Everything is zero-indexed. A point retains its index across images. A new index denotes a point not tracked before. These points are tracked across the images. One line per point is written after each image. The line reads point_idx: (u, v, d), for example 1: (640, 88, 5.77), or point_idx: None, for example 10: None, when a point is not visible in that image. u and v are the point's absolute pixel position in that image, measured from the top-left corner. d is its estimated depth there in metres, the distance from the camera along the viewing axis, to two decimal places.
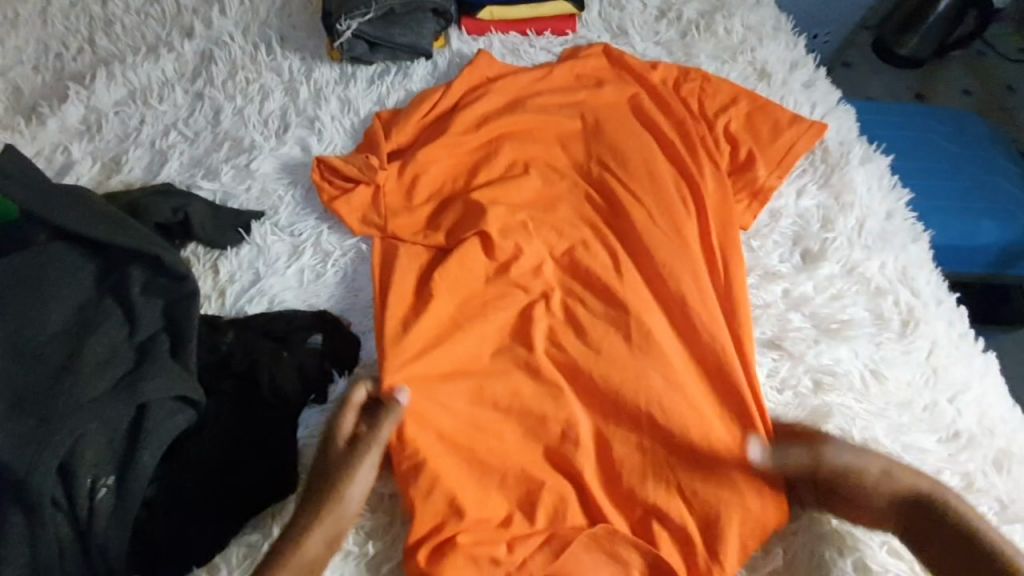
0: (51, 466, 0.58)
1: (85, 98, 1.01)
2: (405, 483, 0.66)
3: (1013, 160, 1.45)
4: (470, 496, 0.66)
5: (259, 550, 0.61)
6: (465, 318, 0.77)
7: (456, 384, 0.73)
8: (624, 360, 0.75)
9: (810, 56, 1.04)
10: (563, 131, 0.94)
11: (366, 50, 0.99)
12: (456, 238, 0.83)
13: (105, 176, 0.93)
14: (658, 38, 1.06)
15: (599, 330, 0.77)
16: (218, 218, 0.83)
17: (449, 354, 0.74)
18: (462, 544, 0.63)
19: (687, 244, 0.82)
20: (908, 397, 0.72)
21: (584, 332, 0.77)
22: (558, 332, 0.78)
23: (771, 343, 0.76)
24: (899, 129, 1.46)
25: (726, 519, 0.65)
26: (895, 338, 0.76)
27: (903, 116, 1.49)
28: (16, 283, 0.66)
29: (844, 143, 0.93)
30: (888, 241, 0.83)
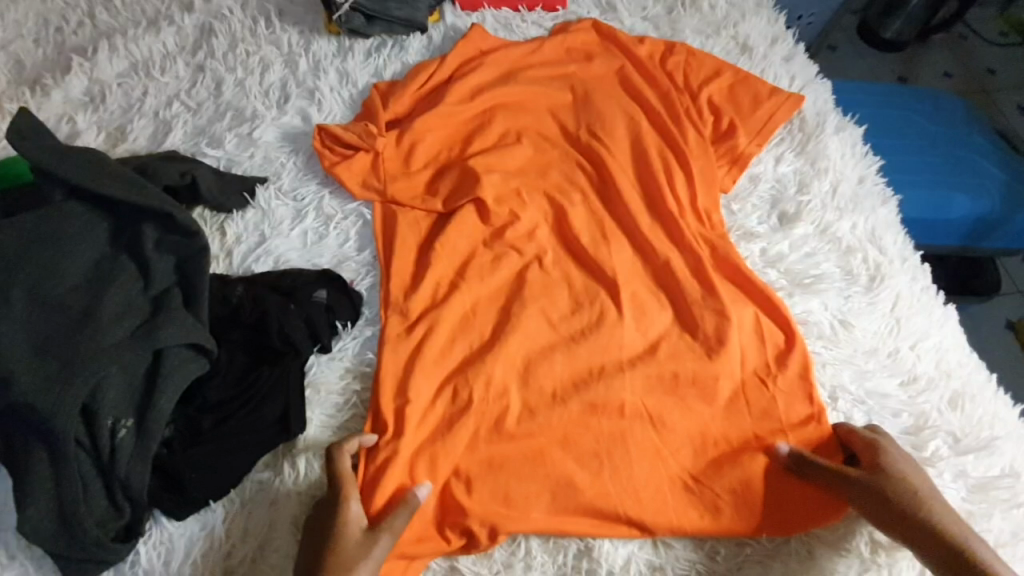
0: (75, 405, 0.62)
1: (88, 70, 1.03)
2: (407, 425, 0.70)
3: (986, 136, 1.51)
4: (468, 438, 0.71)
5: (271, 487, 0.67)
6: (462, 277, 0.82)
7: (455, 339, 0.77)
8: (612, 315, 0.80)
9: (791, 31, 1.08)
10: (554, 101, 0.98)
11: (363, 23, 1.02)
12: (452, 203, 0.87)
13: (111, 145, 0.96)
14: (646, 13, 1.10)
15: (589, 287, 0.82)
16: (224, 183, 0.87)
17: (445, 308, 0.78)
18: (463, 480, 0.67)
19: (671, 206, 0.87)
20: (874, 344, 0.77)
21: (575, 288, 0.82)
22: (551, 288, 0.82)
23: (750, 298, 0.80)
24: (879, 106, 1.52)
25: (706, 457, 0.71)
26: (862, 292, 0.81)
27: (883, 94, 1.55)
28: (35, 238, 0.69)
29: (820, 114, 0.98)
30: (859, 204, 0.89)
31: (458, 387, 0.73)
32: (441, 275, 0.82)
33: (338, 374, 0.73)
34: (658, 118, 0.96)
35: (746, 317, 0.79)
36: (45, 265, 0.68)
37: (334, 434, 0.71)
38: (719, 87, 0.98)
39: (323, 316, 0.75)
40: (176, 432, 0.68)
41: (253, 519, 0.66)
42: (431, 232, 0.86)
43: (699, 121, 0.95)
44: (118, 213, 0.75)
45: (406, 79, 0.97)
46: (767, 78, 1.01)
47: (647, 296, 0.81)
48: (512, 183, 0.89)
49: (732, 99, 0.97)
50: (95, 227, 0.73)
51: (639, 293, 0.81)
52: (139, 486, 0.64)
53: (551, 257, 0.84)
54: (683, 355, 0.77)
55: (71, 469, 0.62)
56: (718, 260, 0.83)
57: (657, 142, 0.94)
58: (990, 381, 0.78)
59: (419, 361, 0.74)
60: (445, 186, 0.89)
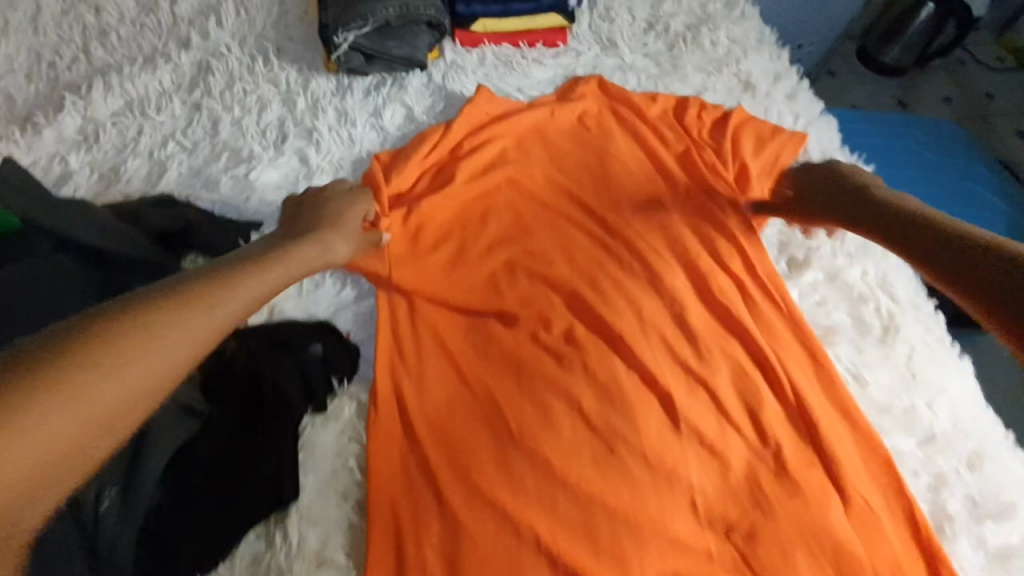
0: None
1: (82, 108, 1.02)
2: (407, 488, 0.67)
3: (988, 166, 1.50)
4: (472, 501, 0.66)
5: (263, 559, 0.63)
6: (465, 340, 0.77)
7: (460, 408, 0.71)
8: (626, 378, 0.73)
9: (793, 69, 1.07)
10: (555, 142, 0.97)
11: (362, 63, 1.00)
12: (456, 265, 0.83)
13: (104, 186, 0.95)
14: (647, 50, 1.09)
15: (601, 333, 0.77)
16: (218, 228, 0.84)
17: (445, 375, 0.74)
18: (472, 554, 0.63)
19: (676, 251, 0.85)
20: (889, 400, 0.75)
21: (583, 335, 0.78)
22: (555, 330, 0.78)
23: (777, 355, 0.74)
24: (881, 137, 1.50)
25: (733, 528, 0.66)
26: (876, 344, 0.79)
27: (885, 124, 1.54)
28: (19, 294, 0.66)
29: (826, 154, 0.97)
30: (869, 249, 0.87)
31: (461, 465, 0.68)
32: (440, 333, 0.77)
33: (335, 434, 0.70)
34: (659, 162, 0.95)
35: (765, 367, 0.74)
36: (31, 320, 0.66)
37: (331, 499, 0.67)
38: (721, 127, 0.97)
39: (319, 373, 0.72)
40: (166, 496, 0.64)
41: None
42: (432, 291, 0.80)
43: (703, 163, 0.93)
44: (115, 264, 0.74)
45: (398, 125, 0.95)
46: (771, 118, 0.99)
47: (660, 346, 0.76)
48: (510, 227, 0.88)
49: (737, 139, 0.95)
50: (93, 281, 0.72)
51: (651, 339, 0.76)
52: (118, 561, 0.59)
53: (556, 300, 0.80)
54: (698, 413, 0.71)
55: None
56: (733, 312, 0.78)
57: (657, 185, 0.93)
58: (1008, 438, 0.75)
59: (419, 437, 0.69)
60: (445, 232, 0.86)
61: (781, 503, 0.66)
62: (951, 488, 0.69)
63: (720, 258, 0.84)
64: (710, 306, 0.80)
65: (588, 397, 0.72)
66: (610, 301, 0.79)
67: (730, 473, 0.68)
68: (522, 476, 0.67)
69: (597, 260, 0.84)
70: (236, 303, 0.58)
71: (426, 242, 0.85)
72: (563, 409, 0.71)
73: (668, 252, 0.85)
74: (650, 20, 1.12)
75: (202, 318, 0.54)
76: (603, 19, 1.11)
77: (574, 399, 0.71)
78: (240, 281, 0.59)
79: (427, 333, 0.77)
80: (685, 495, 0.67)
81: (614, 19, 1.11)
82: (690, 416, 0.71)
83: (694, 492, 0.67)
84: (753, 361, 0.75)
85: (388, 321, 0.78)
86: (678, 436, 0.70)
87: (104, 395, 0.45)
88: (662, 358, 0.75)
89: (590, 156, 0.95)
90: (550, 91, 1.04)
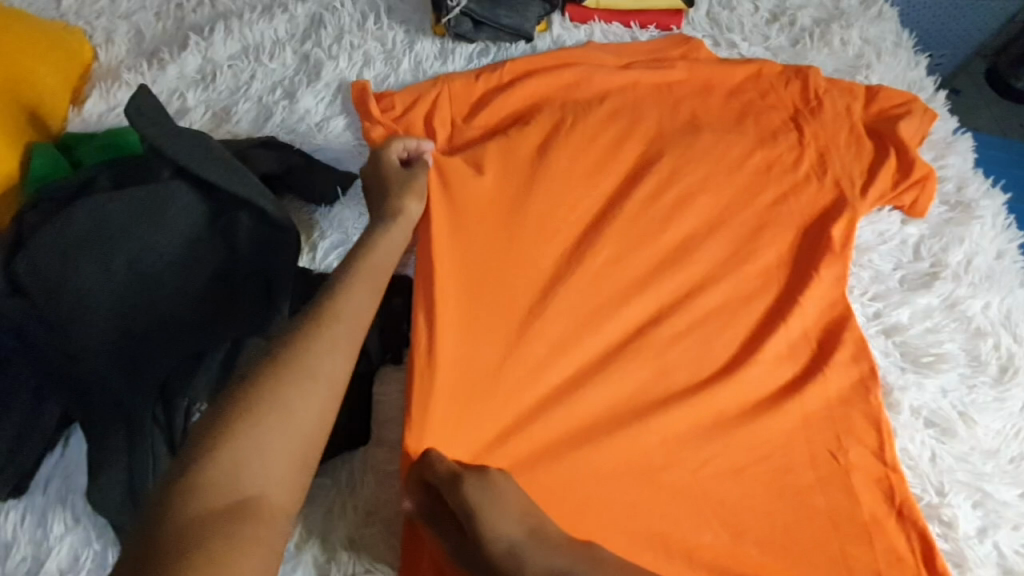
0: (171, 395, 0.67)
1: (203, 49, 1.06)
2: None
3: None
4: (532, 456, 0.69)
5: (329, 494, 0.67)
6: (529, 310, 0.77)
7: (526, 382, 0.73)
8: (686, 380, 0.74)
9: (931, 77, 0.99)
10: (653, 126, 0.93)
11: (471, 28, 1.01)
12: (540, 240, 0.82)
13: (215, 124, 0.98)
14: (768, 43, 1.02)
15: (675, 324, 0.77)
16: (318, 174, 0.85)
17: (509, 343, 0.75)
18: None
19: (775, 268, 0.81)
20: (995, 446, 0.71)
21: (658, 317, 0.78)
22: (627, 310, 0.78)
23: (851, 377, 0.73)
24: None
25: (768, 533, 0.66)
26: (989, 383, 0.73)
27: None
28: (141, 213, 0.72)
29: (961, 181, 0.87)
30: (996, 281, 0.80)
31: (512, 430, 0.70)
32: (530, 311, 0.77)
33: (399, 389, 0.72)
34: (886, 181, 0.84)
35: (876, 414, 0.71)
36: (145, 235, 0.71)
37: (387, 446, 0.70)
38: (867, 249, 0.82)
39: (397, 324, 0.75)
40: None
41: (307, 526, 0.65)
42: (538, 239, 0.82)
43: (816, 180, 0.86)
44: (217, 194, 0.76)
45: (492, 91, 0.95)
46: (920, 121, 0.88)
47: (748, 382, 0.74)
48: (605, 212, 0.85)
49: (891, 125, 0.88)
50: (195, 204, 0.75)
51: (717, 364, 0.76)
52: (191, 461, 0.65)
53: (634, 289, 0.79)
54: (778, 451, 0.70)
55: (142, 456, 0.64)
56: (836, 350, 0.75)
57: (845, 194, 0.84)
58: None
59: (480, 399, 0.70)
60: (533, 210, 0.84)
61: (858, 554, 0.66)
62: (996, 540, 0.66)
63: (809, 265, 0.80)
64: (802, 332, 0.77)
65: (644, 392, 0.74)
66: (695, 315, 0.78)
67: (804, 509, 0.67)
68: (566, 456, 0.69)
69: (688, 268, 0.81)
70: (351, 322, 0.61)
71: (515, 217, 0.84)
72: (639, 416, 0.72)
73: (763, 266, 0.82)
74: (774, 12, 1.06)
75: (326, 348, 0.58)
76: (723, 7, 1.06)
77: (656, 426, 0.71)
78: (342, 305, 0.61)
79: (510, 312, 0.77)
80: (748, 527, 0.67)
81: (735, 8, 1.06)
82: (786, 455, 0.70)
83: (748, 528, 0.67)
84: (856, 399, 0.72)
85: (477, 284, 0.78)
86: (733, 431, 0.71)
87: (275, 444, 0.52)
88: (724, 354, 0.76)
89: (678, 150, 0.89)
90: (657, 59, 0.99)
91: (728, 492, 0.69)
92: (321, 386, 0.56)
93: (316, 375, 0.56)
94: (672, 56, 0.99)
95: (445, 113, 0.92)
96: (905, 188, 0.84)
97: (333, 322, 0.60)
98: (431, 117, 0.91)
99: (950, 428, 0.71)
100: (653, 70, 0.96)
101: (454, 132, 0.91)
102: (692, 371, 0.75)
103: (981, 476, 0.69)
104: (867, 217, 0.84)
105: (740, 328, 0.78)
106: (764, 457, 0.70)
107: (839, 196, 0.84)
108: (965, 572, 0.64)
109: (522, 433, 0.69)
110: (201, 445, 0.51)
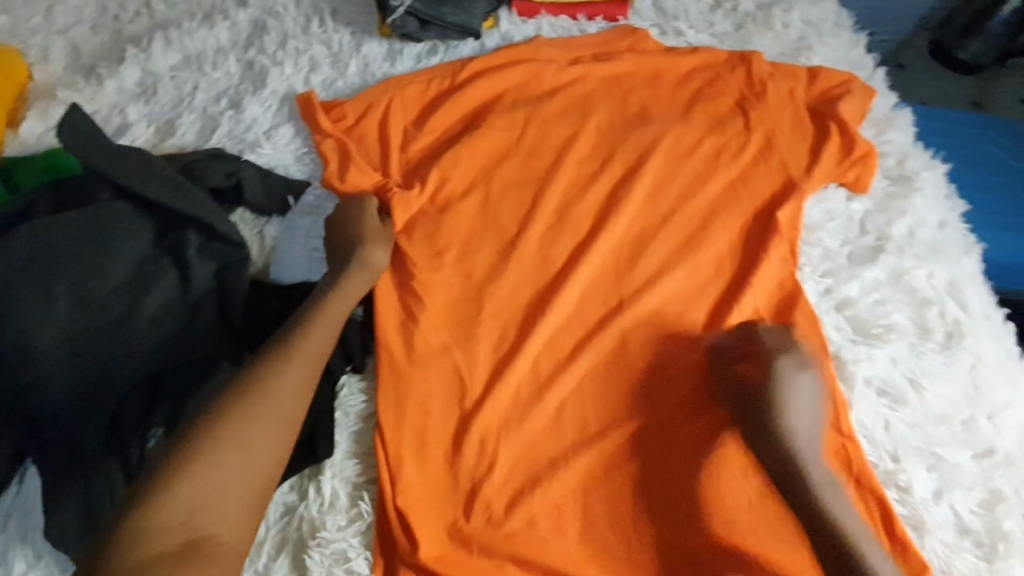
0: (122, 418, 0.65)
1: (142, 61, 1.03)
2: (435, 443, 0.70)
3: None
4: (499, 456, 0.69)
5: (296, 512, 0.66)
6: (489, 311, 0.77)
7: (491, 382, 0.73)
8: (647, 368, 0.76)
9: (870, 55, 1.01)
10: (604, 119, 0.93)
11: (416, 27, 1.00)
12: (498, 239, 0.82)
13: (159, 139, 0.95)
14: (713, 29, 1.03)
15: (635, 314, 0.78)
16: (268, 184, 0.84)
17: (471, 345, 0.75)
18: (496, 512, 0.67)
19: (730, 251, 0.83)
20: (946, 412, 0.73)
21: (618, 308, 0.79)
22: (587, 303, 0.79)
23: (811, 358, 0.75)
24: None
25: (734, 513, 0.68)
26: (937, 350, 0.76)
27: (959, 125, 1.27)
28: (81, 236, 0.69)
29: (903, 156, 0.90)
30: (939, 251, 0.83)
31: (478, 431, 0.70)
32: (490, 311, 0.77)
33: (364, 399, 0.72)
34: (831, 160, 0.86)
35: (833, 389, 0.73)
36: (87, 260, 0.69)
37: (352, 458, 0.69)
38: (812, 230, 0.84)
39: (357, 335, 0.74)
40: None
41: (276, 544, 0.64)
42: (496, 239, 0.82)
43: (765, 163, 0.88)
44: (161, 216, 0.74)
45: (443, 91, 0.95)
46: (860, 101, 0.91)
47: (710, 366, 0.75)
48: (560, 207, 0.86)
49: (831, 107, 0.91)
50: (140, 224, 0.72)
51: (679, 351, 0.77)
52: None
53: (593, 283, 0.81)
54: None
55: (99, 491, 0.63)
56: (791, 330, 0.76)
57: (792, 176, 0.86)
58: None
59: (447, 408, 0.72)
60: (489, 210, 0.84)
61: None
62: (951, 501, 0.68)
63: (761, 247, 0.82)
64: (759, 314, 0.79)
65: (606, 384, 0.75)
66: (654, 304, 0.79)
67: (773, 487, 0.68)
68: (531, 452, 0.70)
69: (646, 258, 0.82)
70: (312, 358, 0.61)
71: (472, 217, 0.84)
72: (604, 408, 0.73)
73: (718, 251, 0.83)
74: None
75: (288, 385, 0.59)
76: None
77: (620, 416, 0.72)
78: (303, 340, 0.62)
79: (471, 312, 0.77)
80: (714, 507, 0.68)
81: None
82: (749, 437, 0.72)
83: (713, 508, 0.68)
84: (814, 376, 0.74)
85: (436, 288, 0.78)
86: (696, 415, 0.73)
87: (230, 480, 0.53)
88: (686, 339, 0.77)
89: (629, 142, 0.90)
90: (605, 50, 1.00)
91: (694, 478, 0.70)
92: (279, 422, 0.57)
93: (276, 415, 0.57)
94: (620, 47, 1.00)
95: (395, 117, 0.90)
96: (849, 167, 0.86)
97: (294, 359, 0.61)
98: (381, 121, 0.90)
99: (901, 399, 0.73)
100: (602, 62, 0.97)
101: (404, 136, 0.90)
102: (654, 359, 0.76)
103: (934, 442, 0.71)
104: (814, 196, 0.86)
105: (698, 313, 0.79)
106: (726, 439, 0.72)
107: (789, 178, 0.86)
108: (923, 535, 0.66)
109: (488, 433, 0.70)
110: (153, 482, 0.51)
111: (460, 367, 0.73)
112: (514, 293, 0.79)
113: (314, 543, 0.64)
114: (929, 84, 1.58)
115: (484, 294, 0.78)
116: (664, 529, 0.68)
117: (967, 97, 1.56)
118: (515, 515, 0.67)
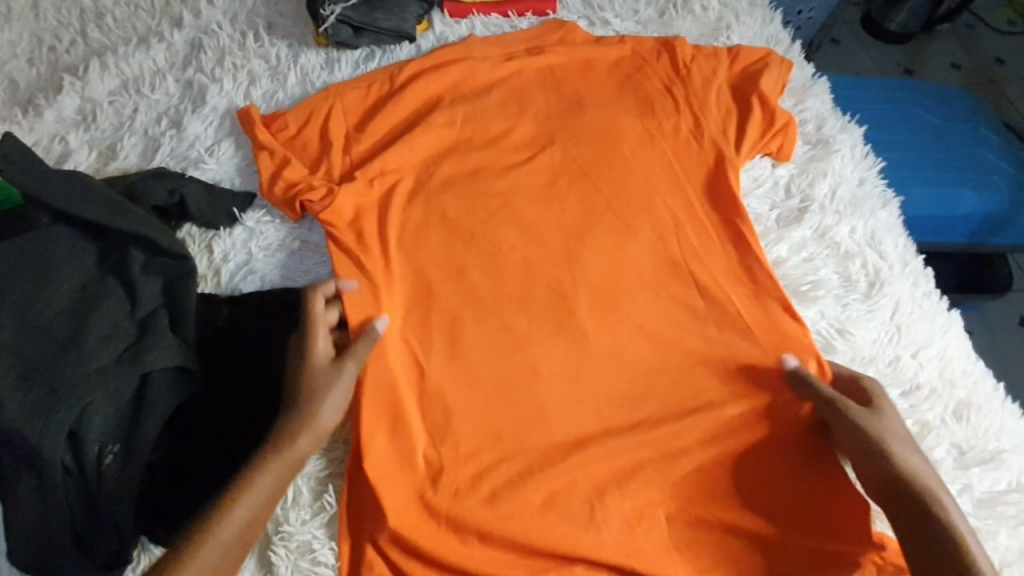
0: (61, 433, 0.63)
1: (80, 89, 1.03)
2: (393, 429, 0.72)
3: (1008, 124, 1.46)
4: (458, 436, 0.72)
5: None
6: (439, 300, 0.80)
7: (445, 368, 0.76)
8: (596, 342, 0.79)
9: (787, 30, 1.07)
10: (540, 109, 0.97)
11: (350, 35, 1.02)
12: (443, 231, 0.85)
13: (102, 164, 0.95)
14: (638, 16, 1.08)
15: (581, 292, 0.82)
16: (212, 199, 0.85)
17: (424, 334, 0.77)
18: (459, 490, 0.70)
19: (668, 224, 0.86)
20: (873, 353, 0.78)
21: (564, 288, 0.82)
22: (534, 285, 0.82)
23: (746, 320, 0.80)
24: (881, 101, 1.32)
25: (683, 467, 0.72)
26: (861, 299, 0.81)
27: (883, 90, 1.34)
28: (21, 263, 0.70)
29: (820, 122, 0.95)
30: (859, 207, 0.88)
31: (436, 415, 0.73)
32: (441, 300, 0.80)
33: None
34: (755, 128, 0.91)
35: (769, 342, 0.78)
36: (29, 287, 0.69)
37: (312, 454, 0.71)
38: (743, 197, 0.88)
39: None
40: (162, 456, 0.70)
41: None
42: (442, 231, 0.85)
43: (694, 138, 0.92)
44: (105, 238, 0.75)
45: (380, 94, 0.97)
46: (779, 71, 0.96)
47: (655, 334, 0.80)
48: (503, 196, 0.88)
49: (752, 80, 0.95)
50: (81, 247, 0.74)
51: (624, 323, 0.80)
52: (114, 504, 0.65)
53: (540, 265, 0.83)
54: (688, 391, 0.76)
55: (61, 515, 0.64)
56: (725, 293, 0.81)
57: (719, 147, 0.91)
58: (996, 390, 0.79)
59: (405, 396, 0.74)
60: (434, 204, 0.87)
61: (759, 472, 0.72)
62: None
63: (693, 219, 0.86)
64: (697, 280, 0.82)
65: (558, 360, 0.78)
66: (600, 281, 0.83)
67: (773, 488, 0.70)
68: (489, 430, 0.73)
69: (589, 238, 0.86)
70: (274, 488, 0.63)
71: (417, 213, 0.86)
72: (556, 382, 0.76)
73: (658, 224, 0.86)
74: None
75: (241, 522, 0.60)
76: None
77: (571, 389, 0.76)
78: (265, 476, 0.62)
79: (422, 303, 0.80)
80: (663, 462, 0.73)
81: None
82: (695, 396, 0.76)
83: (661, 465, 0.72)
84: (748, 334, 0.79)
85: (386, 283, 0.80)
86: (645, 381, 0.77)
87: None
88: (630, 311, 0.81)
89: (565, 130, 0.94)
90: (538, 42, 1.03)
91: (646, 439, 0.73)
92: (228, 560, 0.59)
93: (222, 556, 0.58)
94: (552, 39, 1.03)
95: (334, 122, 0.92)
96: (771, 135, 0.90)
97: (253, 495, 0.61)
98: (321, 127, 0.92)
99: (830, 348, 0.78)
100: (534, 55, 1.00)
101: (345, 140, 0.92)
102: (602, 332, 0.80)
103: None
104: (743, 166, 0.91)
105: (642, 285, 0.83)
106: (674, 401, 0.76)
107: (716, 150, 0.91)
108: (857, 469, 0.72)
109: (445, 417, 0.73)
110: None
111: (415, 356, 0.76)
112: (462, 282, 0.82)
113: (278, 539, 0.65)
114: (863, 55, 1.66)
115: (434, 285, 0.81)
116: (620, 488, 0.71)
117: (898, 65, 1.65)
118: (478, 489, 0.70)
